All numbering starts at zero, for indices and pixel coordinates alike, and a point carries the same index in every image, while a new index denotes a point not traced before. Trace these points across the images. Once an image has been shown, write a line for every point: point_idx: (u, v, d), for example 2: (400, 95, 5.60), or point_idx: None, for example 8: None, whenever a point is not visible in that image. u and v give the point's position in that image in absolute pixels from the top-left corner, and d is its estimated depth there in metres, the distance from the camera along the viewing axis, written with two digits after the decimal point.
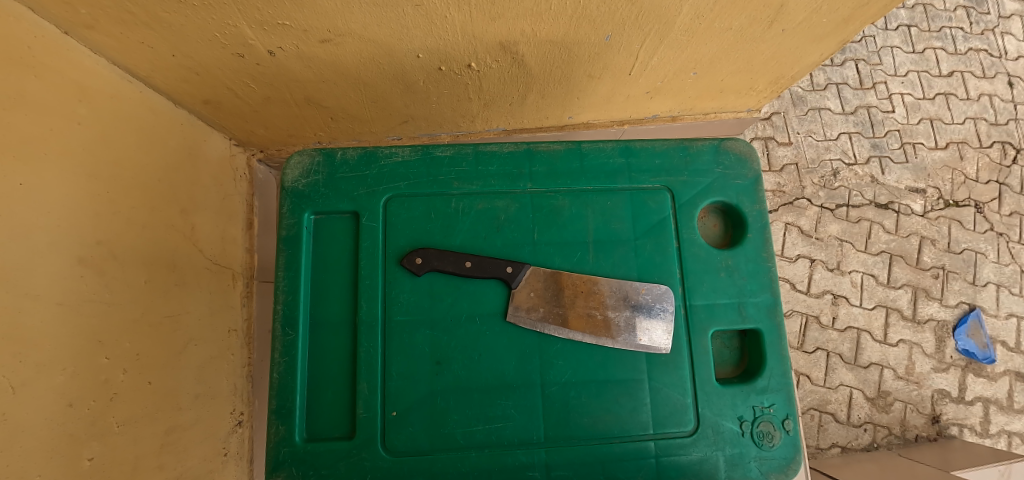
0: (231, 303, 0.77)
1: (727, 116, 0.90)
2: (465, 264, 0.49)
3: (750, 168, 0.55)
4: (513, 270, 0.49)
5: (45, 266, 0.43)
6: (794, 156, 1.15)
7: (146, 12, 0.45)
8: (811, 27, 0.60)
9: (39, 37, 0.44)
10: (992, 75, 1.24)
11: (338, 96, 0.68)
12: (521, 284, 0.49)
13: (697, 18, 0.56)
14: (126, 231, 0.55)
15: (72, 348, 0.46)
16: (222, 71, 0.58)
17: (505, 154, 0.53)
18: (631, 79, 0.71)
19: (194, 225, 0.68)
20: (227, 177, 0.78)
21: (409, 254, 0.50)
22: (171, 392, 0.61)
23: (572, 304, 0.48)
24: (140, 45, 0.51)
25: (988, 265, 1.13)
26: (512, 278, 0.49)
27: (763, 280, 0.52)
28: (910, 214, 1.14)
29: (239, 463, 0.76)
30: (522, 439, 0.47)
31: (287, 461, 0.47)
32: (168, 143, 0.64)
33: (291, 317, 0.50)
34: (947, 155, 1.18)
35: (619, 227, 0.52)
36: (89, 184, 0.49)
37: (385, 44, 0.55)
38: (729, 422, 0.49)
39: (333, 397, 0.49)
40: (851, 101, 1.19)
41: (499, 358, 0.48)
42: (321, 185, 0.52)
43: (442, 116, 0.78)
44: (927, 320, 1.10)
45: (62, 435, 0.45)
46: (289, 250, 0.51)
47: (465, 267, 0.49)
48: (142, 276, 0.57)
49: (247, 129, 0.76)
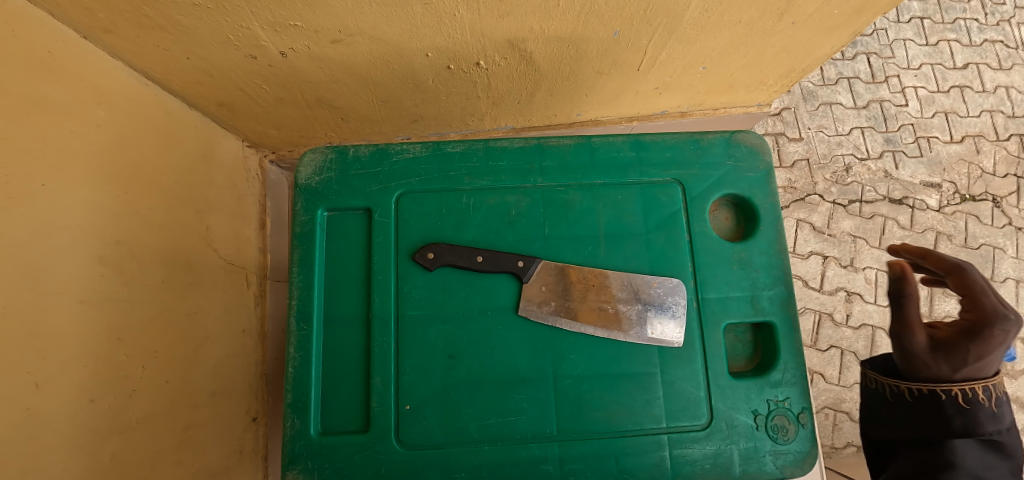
0: (246, 302, 0.78)
1: (736, 112, 0.90)
2: (476, 258, 0.49)
3: (762, 161, 0.54)
4: (524, 264, 0.49)
5: (67, 265, 0.44)
6: (805, 151, 1.14)
7: (162, 16, 0.47)
8: (822, 19, 0.60)
9: (60, 42, 0.46)
10: (1009, 66, 1.22)
11: (349, 97, 0.68)
12: (531, 274, 0.49)
13: (706, 12, 0.56)
14: (144, 231, 0.56)
15: (94, 346, 0.47)
16: (235, 73, 0.59)
17: (516, 149, 0.54)
18: (640, 75, 0.71)
19: (208, 225, 0.69)
20: (240, 178, 0.79)
21: (421, 249, 0.50)
22: (187, 389, 0.62)
23: (584, 298, 0.48)
24: (156, 48, 0.52)
25: (1006, 260, 1.11)
26: (523, 272, 0.49)
27: (777, 273, 0.51)
28: (925, 209, 1.12)
29: (254, 460, 0.77)
30: (535, 433, 0.47)
31: (303, 454, 0.48)
32: (183, 145, 0.65)
33: (305, 312, 0.50)
34: (963, 149, 1.16)
35: (629, 221, 0.52)
36: (109, 186, 0.50)
37: (396, 43, 0.55)
38: (744, 415, 0.48)
39: (348, 390, 0.49)
40: (863, 95, 1.18)
41: (511, 352, 0.48)
42: (334, 182, 0.53)
43: (450, 115, 0.79)
44: (944, 317, 1.08)
45: (84, 430, 0.46)
46: (303, 246, 0.51)
47: (477, 262, 0.49)
48: (160, 275, 0.58)
49: (259, 130, 0.77)
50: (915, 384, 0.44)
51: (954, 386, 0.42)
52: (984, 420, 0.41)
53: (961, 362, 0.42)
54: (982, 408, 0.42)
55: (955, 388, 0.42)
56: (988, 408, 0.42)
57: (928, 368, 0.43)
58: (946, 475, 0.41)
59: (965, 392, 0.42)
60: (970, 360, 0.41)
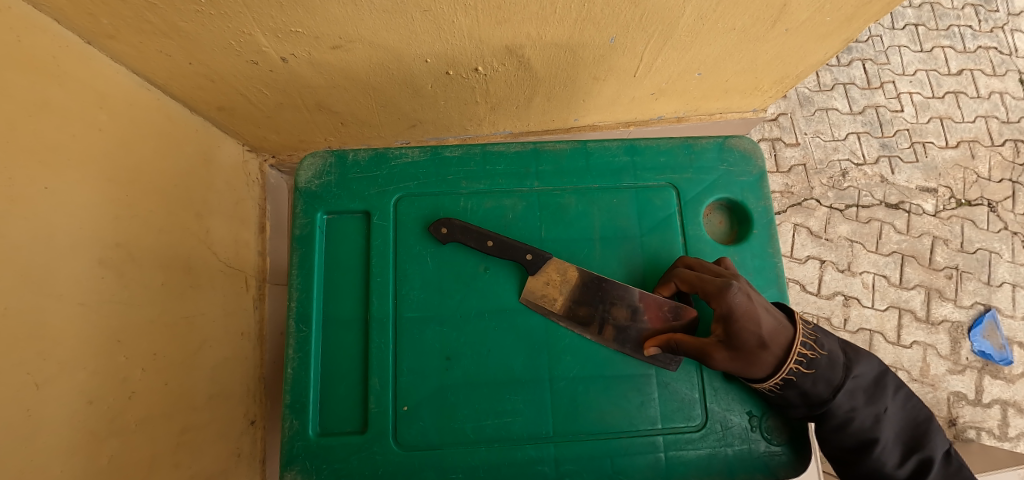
0: (244, 305, 0.78)
1: (732, 117, 0.91)
2: (487, 243, 0.50)
3: (754, 165, 0.55)
4: (532, 257, 0.49)
5: (68, 267, 0.45)
6: (802, 156, 1.14)
7: (164, 22, 0.47)
8: (815, 26, 0.61)
9: (63, 47, 0.46)
10: (1002, 72, 1.23)
11: (348, 102, 0.69)
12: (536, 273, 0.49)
13: (700, 19, 0.56)
14: (144, 234, 0.56)
15: (93, 348, 0.48)
16: (237, 78, 0.60)
17: (512, 154, 0.54)
18: (636, 81, 0.72)
19: (208, 228, 0.70)
20: (240, 182, 0.80)
21: (436, 223, 0.51)
22: (186, 392, 0.62)
23: (585, 302, 0.48)
24: (158, 53, 0.53)
25: (1003, 264, 1.12)
26: (530, 264, 0.49)
27: (769, 275, 0.52)
28: (921, 214, 1.13)
29: (251, 464, 0.77)
30: (531, 434, 0.48)
31: (300, 454, 0.48)
32: (184, 149, 0.66)
33: (304, 314, 0.51)
34: (958, 154, 1.17)
35: (625, 224, 0.53)
36: (110, 189, 0.51)
37: (394, 49, 0.56)
38: (737, 416, 0.49)
39: (345, 391, 0.50)
40: (858, 101, 1.19)
41: (507, 354, 0.49)
42: (333, 185, 0.54)
43: (449, 120, 0.80)
44: (941, 321, 1.08)
45: (83, 432, 0.46)
46: (302, 249, 0.52)
47: (487, 246, 0.50)
48: (159, 278, 0.59)
49: (259, 135, 0.78)
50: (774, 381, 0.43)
51: (793, 361, 0.43)
52: (829, 371, 0.43)
53: (759, 341, 0.42)
54: (819, 359, 0.43)
55: (792, 364, 0.43)
56: (823, 356, 0.44)
57: (761, 361, 0.43)
58: (853, 430, 0.43)
59: (802, 360, 0.43)
60: (757, 333, 0.42)
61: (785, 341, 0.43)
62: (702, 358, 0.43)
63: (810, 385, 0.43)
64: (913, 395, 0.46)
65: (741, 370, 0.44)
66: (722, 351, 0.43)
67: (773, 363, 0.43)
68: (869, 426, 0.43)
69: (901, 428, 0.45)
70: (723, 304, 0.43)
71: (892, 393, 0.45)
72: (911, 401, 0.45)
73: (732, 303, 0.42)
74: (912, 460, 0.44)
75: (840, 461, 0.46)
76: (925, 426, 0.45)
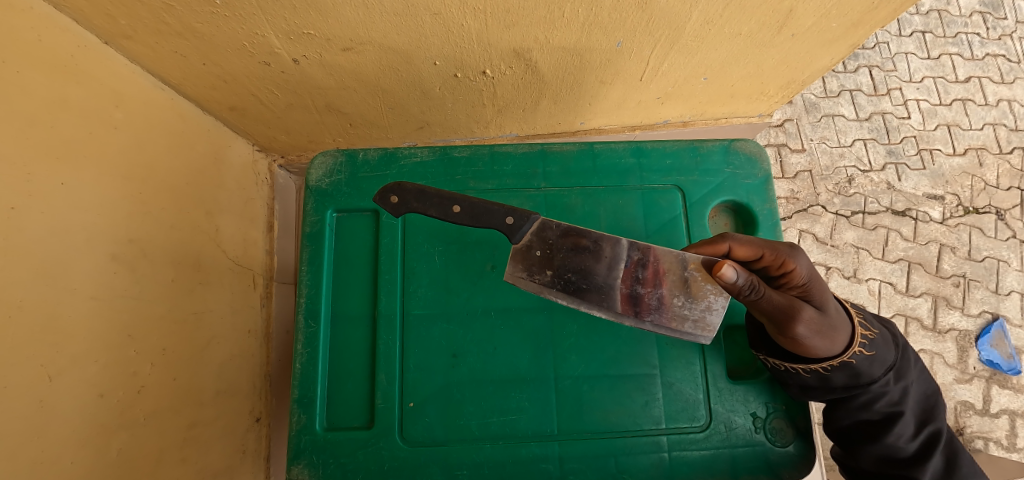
0: (252, 303, 0.79)
1: (737, 121, 0.91)
2: (452, 209, 0.41)
3: (761, 168, 0.55)
4: (514, 222, 0.43)
5: (82, 262, 0.46)
6: (808, 163, 1.14)
7: (180, 23, 0.49)
8: (821, 31, 0.61)
9: (82, 46, 0.48)
10: (1011, 80, 1.23)
11: (358, 103, 0.70)
12: (521, 240, 0.44)
13: (706, 23, 0.57)
14: (156, 231, 0.57)
15: (105, 342, 0.48)
16: (249, 79, 0.61)
17: (519, 155, 0.55)
18: (643, 85, 0.72)
19: (217, 226, 0.71)
20: (250, 181, 0.81)
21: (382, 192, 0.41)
22: (193, 387, 0.63)
23: (590, 272, 0.44)
24: (174, 54, 0.54)
25: (1011, 273, 1.11)
26: (512, 229, 0.43)
27: None
28: (928, 221, 1.12)
29: (256, 461, 0.77)
30: (536, 432, 0.48)
31: (307, 449, 0.49)
32: (196, 148, 0.67)
33: (313, 310, 0.51)
34: (966, 162, 1.17)
35: (631, 225, 0.53)
36: (125, 187, 0.52)
37: (404, 52, 0.57)
38: (742, 418, 0.49)
39: (353, 387, 0.50)
40: (865, 107, 1.19)
41: (513, 352, 0.49)
42: (343, 184, 0.54)
43: (456, 122, 0.80)
44: (948, 329, 1.08)
45: (93, 424, 0.47)
46: (312, 246, 0.53)
47: (453, 212, 0.41)
48: (170, 274, 0.60)
49: (269, 135, 0.79)
50: (837, 357, 0.41)
51: (857, 345, 0.42)
52: (884, 349, 0.43)
53: (829, 311, 0.41)
54: (877, 339, 0.43)
55: (856, 348, 0.42)
56: (879, 335, 0.44)
57: (833, 331, 0.41)
58: (883, 405, 0.43)
59: (863, 342, 0.42)
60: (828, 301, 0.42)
61: (840, 311, 0.43)
62: (794, 321, 0.38)
63: (867, 366, 0.42)
64: (923, 369, 0.47)
65: (816, 341, 0.40)
66: (811, 312, 0.39)
67: (841, 331, 0.41)
68: (898, 401, 0.43)
69: (915, 401, 0.45)
70: (802, 264, 0.41)
71: (914, 368, 0.46)
72: (921, 374, 0.47)
73: (808, 264, 0.42)
74: (924, 432, 0.44)
75: (852, 435, 0.45)
76: (933, 400, 0.46)
